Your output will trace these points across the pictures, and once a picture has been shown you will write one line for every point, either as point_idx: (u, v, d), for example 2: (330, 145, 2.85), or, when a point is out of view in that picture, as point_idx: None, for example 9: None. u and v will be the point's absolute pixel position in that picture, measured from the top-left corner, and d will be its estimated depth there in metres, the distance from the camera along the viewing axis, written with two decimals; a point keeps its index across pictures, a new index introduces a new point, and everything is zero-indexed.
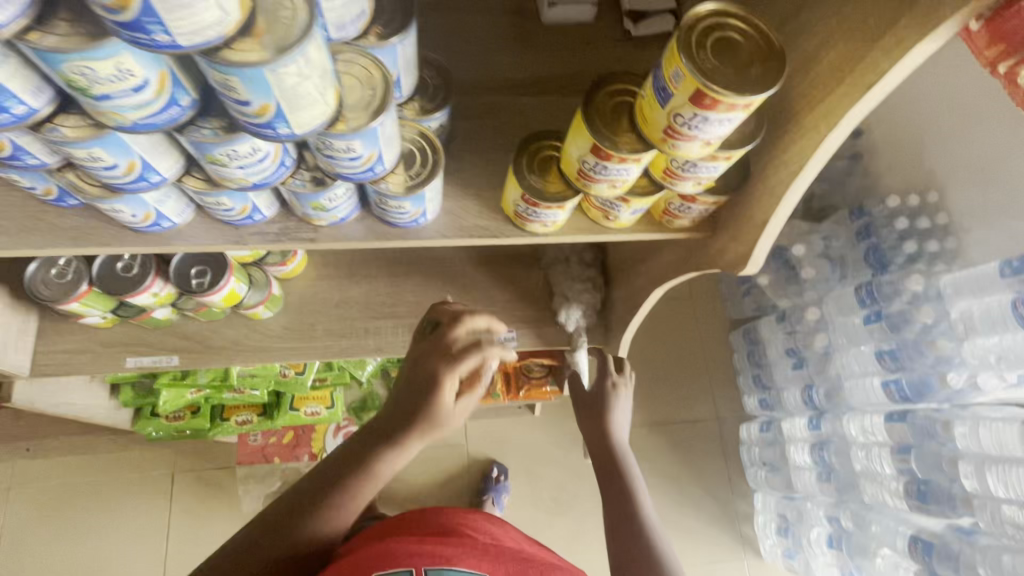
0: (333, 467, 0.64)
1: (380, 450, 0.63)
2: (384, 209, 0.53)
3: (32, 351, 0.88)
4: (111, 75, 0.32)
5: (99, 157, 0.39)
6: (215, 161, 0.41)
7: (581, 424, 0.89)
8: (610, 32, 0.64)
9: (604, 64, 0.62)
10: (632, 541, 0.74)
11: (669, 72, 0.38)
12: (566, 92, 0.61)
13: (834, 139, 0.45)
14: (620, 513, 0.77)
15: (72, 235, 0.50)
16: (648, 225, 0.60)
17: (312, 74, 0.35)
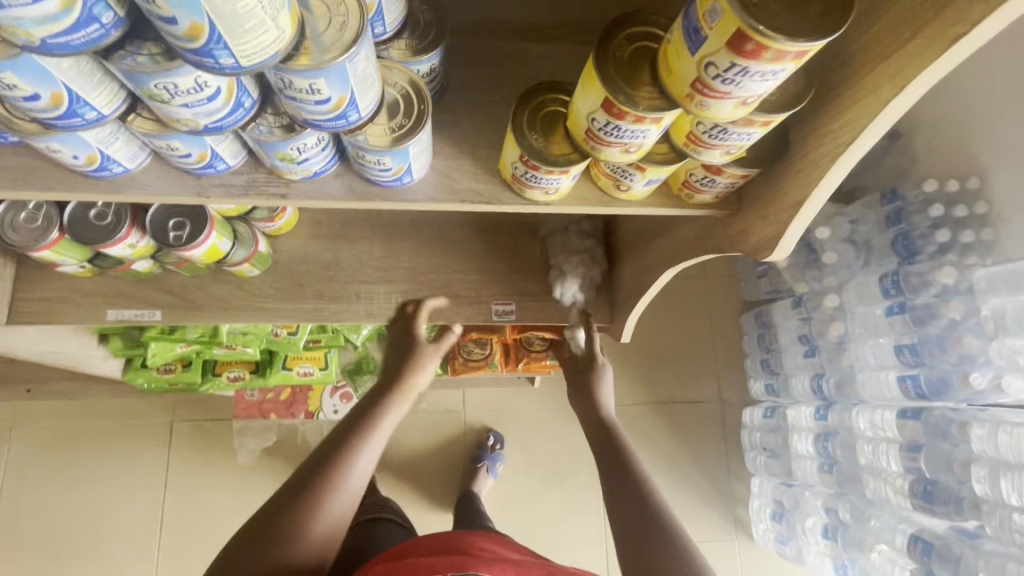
0: (324, 451, 0.64)
1: (376, 412, 0.69)
2: (363, 165, 0.46)
3: (9, 298, 0.84)
4: None
5: (14, 84, 0.33)
6: (155, 96, 0.35)
7: (574, 405, 0.85)
8: None
9: (626, 8, 0.54)
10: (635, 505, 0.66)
11: (702, 8, 0.31)
12: (580, 41, 0.53)
13: (898, 106, 0.37)
14: (617, 477, 0.70)
15: (12, 177, 0.45)
16: (664, 198, 0.53)
17: None
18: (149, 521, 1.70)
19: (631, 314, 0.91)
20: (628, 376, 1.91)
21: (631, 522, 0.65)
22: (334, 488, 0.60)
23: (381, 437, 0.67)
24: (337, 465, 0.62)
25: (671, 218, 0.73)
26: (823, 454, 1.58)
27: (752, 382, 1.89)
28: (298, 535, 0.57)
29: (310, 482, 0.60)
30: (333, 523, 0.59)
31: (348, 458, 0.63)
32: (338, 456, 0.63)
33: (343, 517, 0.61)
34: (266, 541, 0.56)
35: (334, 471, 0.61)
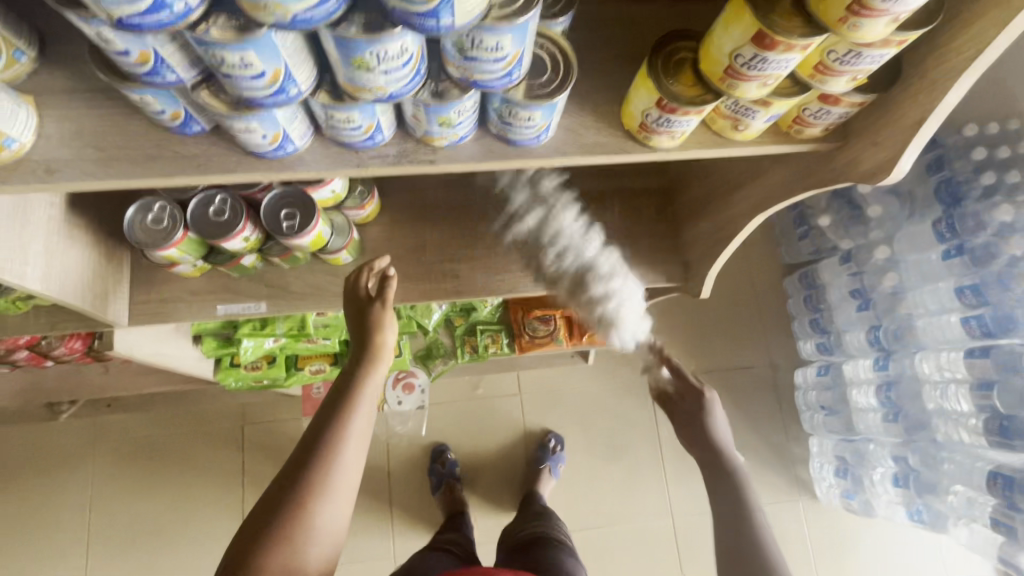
0: (317, 430, 0.69)
1: (353, 386, 0.72)
2: (509, 124, 0.50)
3: (128, 301, 0.90)
4: None
5: (250, 64, 0.37)
6: (360, 66, 0.39)
7: (684, 440, 0.94)
8: None
9: None
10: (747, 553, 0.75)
11: None
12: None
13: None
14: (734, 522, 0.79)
15: (197, 162, 0.50)
16: (774, 136, 0.56)
17: None
18: (232, 521, 1.77)
19: (709, 272, 0.95)
20: (678, 348, 1.93)
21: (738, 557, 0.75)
22: (333, 467, 0.66)
23: (362, 410, 0.71)
24: (332, 445, 0.67)
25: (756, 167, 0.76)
26: (886, 404, 1.59)
27: (802, 344, 1.90)
28: (308, 515, 0.63)
29: (311, 461, 0.66)
30: (336, 502, 0.66)
31: (342, 434, 0.68)
32: (331, 433, 0.68)
33: (347, 495, 0.67)
34: (281, 522, 0.63)
35: (332, 452, 0.67)
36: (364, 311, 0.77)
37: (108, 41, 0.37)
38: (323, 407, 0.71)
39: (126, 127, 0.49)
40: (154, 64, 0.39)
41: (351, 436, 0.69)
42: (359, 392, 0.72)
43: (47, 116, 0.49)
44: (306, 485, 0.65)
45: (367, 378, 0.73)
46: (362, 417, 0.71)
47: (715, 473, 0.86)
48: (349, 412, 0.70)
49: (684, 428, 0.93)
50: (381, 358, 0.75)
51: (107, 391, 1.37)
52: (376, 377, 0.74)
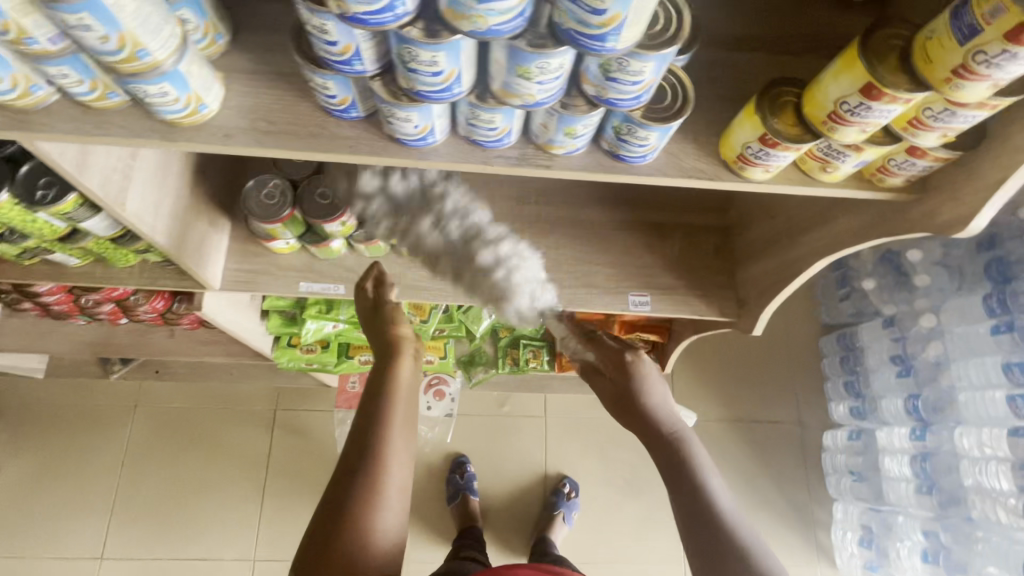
0: (364, 424, 0.74)
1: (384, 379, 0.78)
2: (623, 141, 0.56)
3: (223, 267, 0.99)
4: None
5: (436, 62, 0.44)
6: (523, 75, 0.46)
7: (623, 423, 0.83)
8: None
9: (812, 25, 0.63)
10: (705, 532, 0.69)
11: (983, 9, 0.41)
12: (774, 50, 0.62)
13: None
14: (682, 497, 0.72)
15: (349, 143, 0.57)
16: (857, 182, 0.62)
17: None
18: (251, 501, 1.81)
19: (764, 310, 0.99)
20: (706, 393, 1.92)
21: (698, 539, 0.69)
22: (384, 461, 0.71)
23: (399, 402, 0.76)
24: (380, 437, 0.72)
25: (826, 213, 0.81)
26: (921, 475, 1.56)
27: (833, 406, 1.87)
28: (372, 509, 0.68)
29: (362, 467, 0.70)
30: (393, 507, 0.69)
31: (385, 426, 0.73)
32: (378, 426, 0.73)
33: (404, 486, 0.72)
34: (345, 533, 0.66)
35: (380, 444, 0.72)
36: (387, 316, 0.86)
37: (325, 32, 0.44)
38: (363, 410, 0.75)
39: (294, 107, 0.58)
40: (351, 55, 0.47)
41: (394, 435, 0.73)
42: (393, 386, 0.77)
43: (232, 91, 0.57)
44: (361, 492, 0.68)
45: (399, 375, 0.79)
46: (400, 415, 0.75)
47: (656, 447, 0.77)
48: (387, 410, 0.74)
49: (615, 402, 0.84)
50: (405, 351, 0.82)
51: (169, 355, 1.45)
52: (405, 371, 0.80)
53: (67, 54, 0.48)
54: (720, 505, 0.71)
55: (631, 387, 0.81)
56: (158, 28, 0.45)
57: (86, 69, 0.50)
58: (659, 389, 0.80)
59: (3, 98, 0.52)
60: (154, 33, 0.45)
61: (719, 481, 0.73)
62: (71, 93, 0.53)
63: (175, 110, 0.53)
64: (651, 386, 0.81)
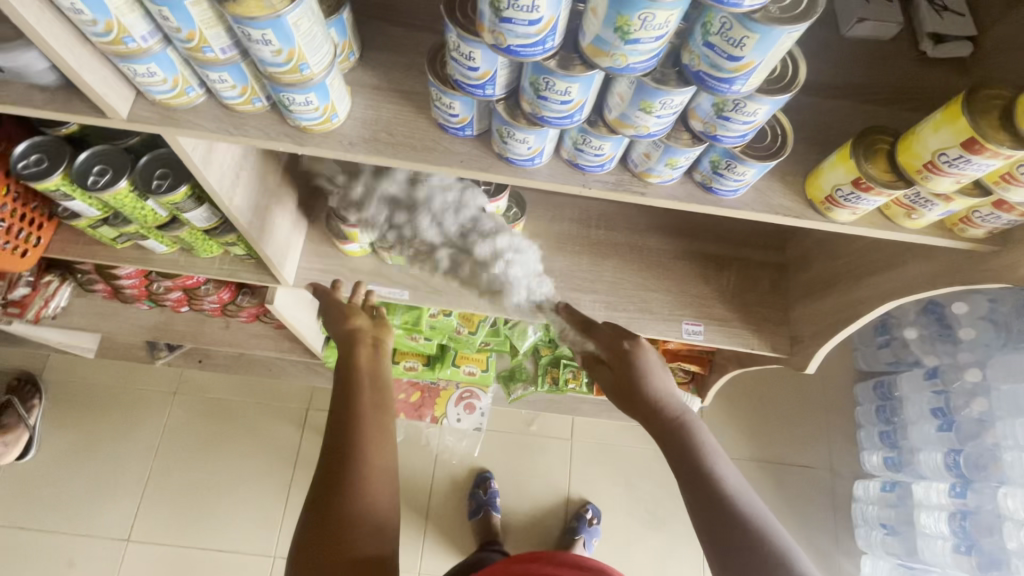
0: (337, 411, 0.79)
1: (347, 369, 0.84)
2: (719, 175, 0.60)
3: (297, 266, 1.04)
4: (660, 23, 0.41)
5: (568, 92, 0.49)
6: (644, 108, 0.50)
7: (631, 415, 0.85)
8: (902, 53, 0.68)
9: (900, 77, 0.66)
10: (731, 534, 0.69)
11: None
12: (861, 99, 0.65)
13: None
14: (701, 502, 0.72)
15: (461, 158, 0.62)
16: (939, 231, 0.64)
17: (790, 45, 0.43)
18: (276, 497, 1.83)
19: (818, 348, 1.00)
20: (737, 431, 1.90)
21: (720, 537, 0.69)
22: (359, 441, 0.76)
23: (366, 387, 0.82)
24: (353, 420, 0.77)
25: (894, 256, 0.83)
26: (959, 534, 1.52)
27: (866, 455, 1.84)
28: (349, 489, 0.72)
29: (344, 449, 0.75)
30: (379, 490, 0.73)
31: (355, 408, 0.79)
32: (350, 410, 0.79)
33: (386, 467, 0.75)
34: (334, 513, 0.71)
35: (353, 426, 0.77)
36: (342, 312, 0.93)
37: (470, 58, 0.49)
38: (336, 396, 0.81)
39: (412, 121, 0.62)
40: (488, 79, 0.51)
41: (369, 416, 0.79)
42: (357, 371, 0.84)
43: (357, 104, 0.62)
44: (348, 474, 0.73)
45: (361, 361, 0.86)
46: (368, 400, 0.81)
47: (670, 446, 0.78)
48: (357, 395, 0.80)
49: (617, 390, 0.86)
50: (363, 340, 0.90)
51: (222, 345, 1.51)
52: (366, 359, 0.86)
53: (231, 62, 0.53)
54: (733, 493, 0.73)
55: (632, 374, 0.83)
56: (319, 45, 0.51)
57: (242, 76, 0.55)
58: (657, 375, 0.83)
59: (161, 97, 0.58)
60: (315, 49, 0.51)
61: (730, 469, 0.76)
62: (220, 96, 0.58)
63: (312, 118, 0.58)
64: (649, 373, 0.83)
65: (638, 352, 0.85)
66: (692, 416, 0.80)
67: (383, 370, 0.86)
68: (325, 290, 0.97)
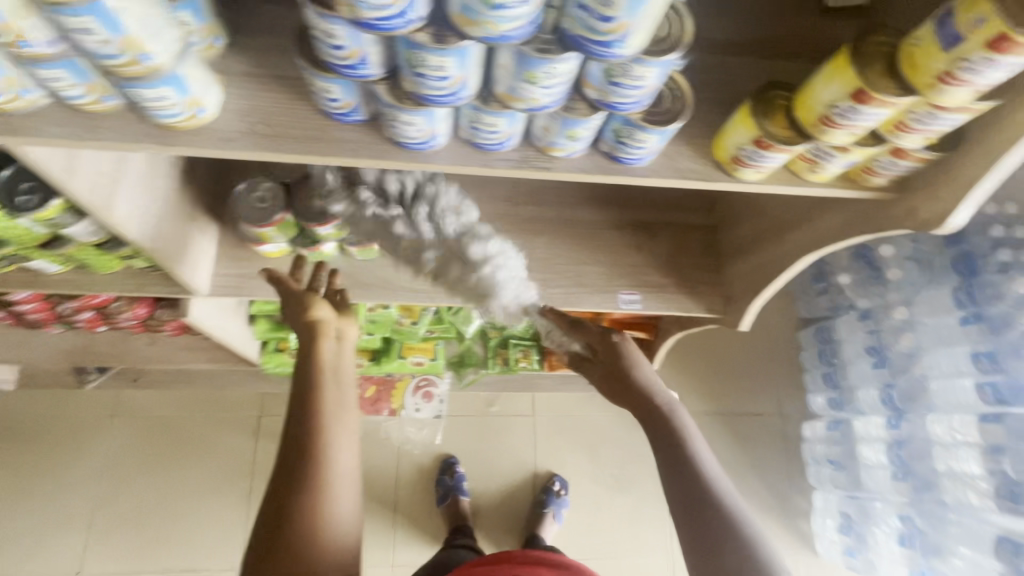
0: (296, 417, 0.73)
1: (307, 368, 0.77)
2: (622, 144, 0.58)
3: (211, 273, 0.97)
4: None
5: (443, 67, 0.45)
6: (529, 79, 0.47)
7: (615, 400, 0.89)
8: (802, 3, 0.67)
9: (800, 30, 0.65)
10: (704, 518, 0.71)
11: (967, 19, 0.43)
12: (765, 55, 0.64)
13: None
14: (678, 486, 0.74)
15: (349, 146, 0.57)
16: (843, 182, 0.65)
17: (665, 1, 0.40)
18: (237, 510, 1.77)
19: (751, 305, 1.02)
20: (690, 388, 1.96)
21: (696, 523, 0.71)
22: (322, 448, 0.71)
23: (331, 389, 0.76)
24: (315, 428, 0.72)
25: (811, 210, 0.85)
26: (896, 463, 1.61)
27: (812, 397, 1.91)
28: (310, 501, 0.68)
29: (303, 458, 0.70)
30: (342, 497, 0.70)
31: (317, 413, 0.73)
32: (311, 416, 0.73)
33: (348, 472, 0.72)
34: (290, 526, 0.67)
35: (314, 435, 0.71)
36: (301, 303, 0.83)
37: (332, 36, 0.45)
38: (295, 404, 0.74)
39: (294, 111, 0.57)
40: (358, 59, 0.47)
41: (332, 423, 0.73)
42: (320, 373, 0.77)
43: (230, 95, 0.56)
44: (308, 490, 0.68)
45: (324, 360, 0.78)
46: (331, 402, 0.75)
47: (651, 426, 0.81)
48: (318, 399, 0.74)
49: (608, 382, 0.90)
50: (326, 334, 0.81)
51: (149, 363, 1.42)
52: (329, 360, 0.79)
53: (63, 58, 0.47)
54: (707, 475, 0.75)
55: (623, 365, 0.88)
56: (159, 31, 0.45)
57: (81, 73, 0.49)
58: (644, 364, 0.87)
59: None
60: (156, 37, 0.45)
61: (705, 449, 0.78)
62: (64, 97, 0.51)
63: (175, 115, 0.52)
64: (636, 361, 0.87)
65: (629, 345, 0.90)
66: (670, 404, 0.83)
67: (346, 365, 0.80)
68: (280, 278, 0.87)
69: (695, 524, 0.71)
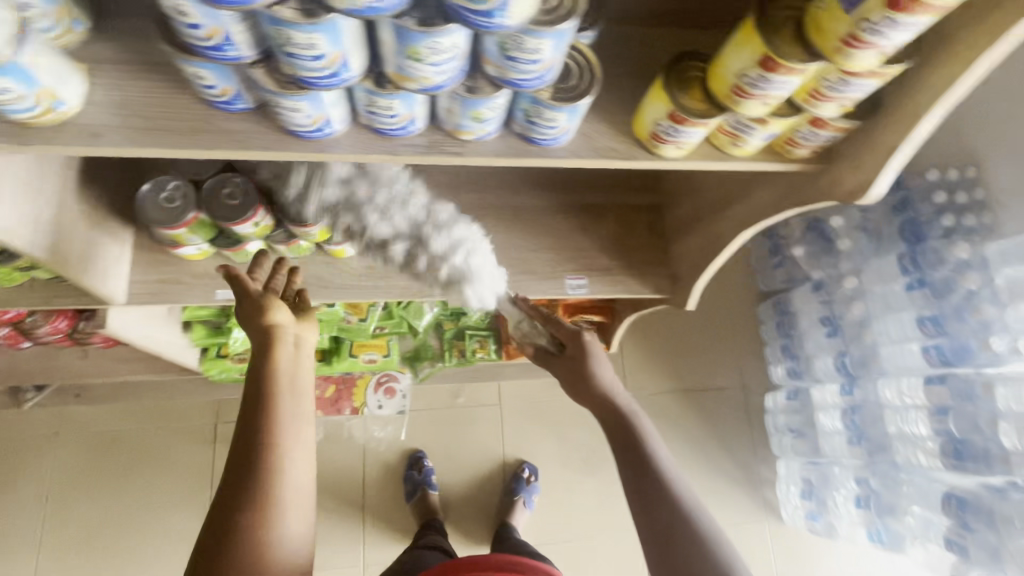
0: (245, 433, 0.63)
1: (259, 377, 0.66)
2: (533, 124, 0.54)
3: (127, 280, 0.90)
4: None
5: (313, 45, 0.41)
6: (413, 56, 0.43)
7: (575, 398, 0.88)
8: None
9: None
10: (663, 519, 0.71)
11: None
12: (683, 24, 0.61)
13: (977, 70, 0.51)
14: (638, 486, 0.74)
15: (236, 138, 0.52)
16: (767, 155, 0.63)
17: None
18: (196, 522, 1.70)
19: (696, 284, 1.01)
20: (654, 367, 1.96)
21: (656, 524, 0.71)
22: (276, 467, 0.62)
23: (286, 400, 0.66)
24: (266, 445, 0.63)
25: (746, 185, 0.84)
26: (851, 428, 1.64)
27: (772, 368, 1.94)
28: (261, 529, 0.60)
29: (251, 480, 0.61)
30: (294, 520, 0.62)
31: (271, 429, 0.63)
32: (261, 432, 0.63)
33: (304, 491, 0.64)
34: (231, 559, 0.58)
35: (266, 454, 0.62)
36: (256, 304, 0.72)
37: (184, 13, 0.40)
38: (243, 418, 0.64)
39: (172, 101, 0.52)
40: (221, 40, 0.42)
41: (285, 439, 0.64)
42: (274, 383, 0.66)
43: (96, 86, 0.51)
44: (253, 515, 0.60)
45: (279, 367, 0.67)
46: (286, 415, 0.65)
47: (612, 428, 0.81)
48: (271, 412, 0.64)
49: (570, 379, 0.88)
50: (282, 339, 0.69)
51: (83, 377, 1.34)
52: (285, 368, 0.68)
53: None
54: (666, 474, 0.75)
55: (586, 368, 0.85)
56: None
57: None
58: (606, 362, 0.86)
59: None
60: None
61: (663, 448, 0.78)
62: None
63: (25, 109, 0.47)
64: (600, 360, 0.86)
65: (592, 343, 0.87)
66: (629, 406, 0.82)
67: (302, 375, 0.69)
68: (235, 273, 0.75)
69: (654, 524, 0.71)
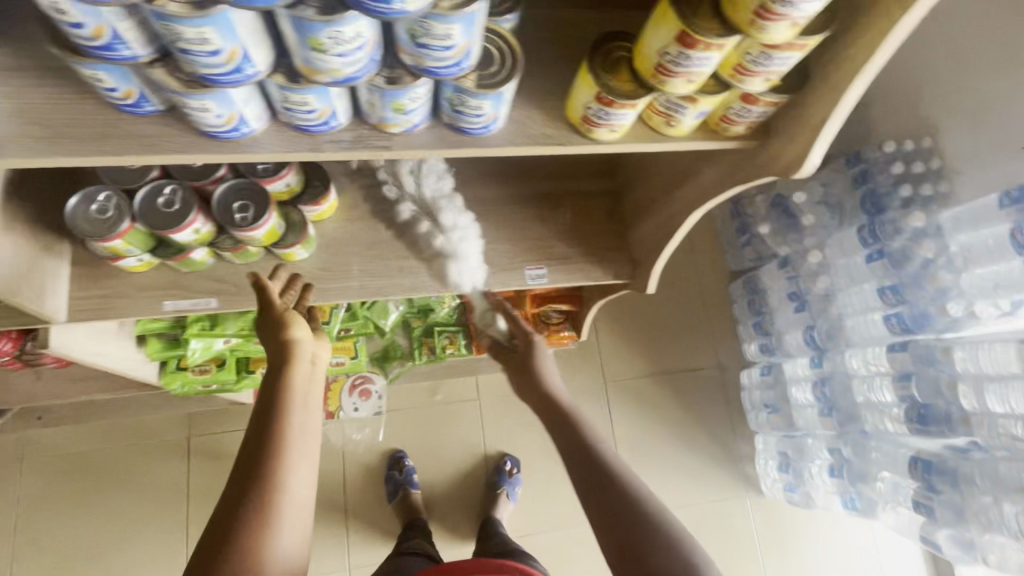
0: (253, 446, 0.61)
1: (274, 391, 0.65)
2: (460, 113, 0.53)
3: (68, 296, 0.87)
4: None
5: (206, 39, 0.39)
6: (316, 47, 0.41)
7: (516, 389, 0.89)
8: None
9: None
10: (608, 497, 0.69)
11: None
12: (611, 5, 0.60)
13: (895, 38, 0.51)
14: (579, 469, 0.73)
15: (148, 142, 0.50)
16: (704, 133, 0.63)
17: None
18: (173, 538, 1.66)
19: (655, 267, 1.01)
20: (630, 352, 1.97)
21: (600, 506, 0.69)
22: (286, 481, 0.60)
23: (300, 415, 0.64)
24: (275, 457, 0.60)
25: (693, 165, 0.84)
26: (821, 400, 1.66)
27: (746, 345, 1.95)
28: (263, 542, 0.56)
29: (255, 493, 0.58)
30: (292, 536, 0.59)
31: (284, 441, 0.62)
32: (271, 444, 0.61)
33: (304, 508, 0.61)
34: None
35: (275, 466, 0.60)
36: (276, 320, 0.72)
37: (62, 12, 0.37)
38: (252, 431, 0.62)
39: (75, 107, 0.49)
40: (109, 38, 0.40)
41: (296, 453, 0.62)
42: (288, 396, 0.65)
43: None
44: (256, 528, 0.57)
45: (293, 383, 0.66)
46: (298, 428, 0.64)
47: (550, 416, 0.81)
48: (281, 425, 0.62)
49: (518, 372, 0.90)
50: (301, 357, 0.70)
51: (40, 399, 1.29)
52: (301, 382, 0.67)
53: None
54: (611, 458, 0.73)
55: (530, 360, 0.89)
56: None
57: None
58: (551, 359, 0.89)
59: None
60: None
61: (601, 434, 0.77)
62: None
63: None
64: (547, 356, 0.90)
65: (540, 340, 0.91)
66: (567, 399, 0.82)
67: (314, 393, 0.68)
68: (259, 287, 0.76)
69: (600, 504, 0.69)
